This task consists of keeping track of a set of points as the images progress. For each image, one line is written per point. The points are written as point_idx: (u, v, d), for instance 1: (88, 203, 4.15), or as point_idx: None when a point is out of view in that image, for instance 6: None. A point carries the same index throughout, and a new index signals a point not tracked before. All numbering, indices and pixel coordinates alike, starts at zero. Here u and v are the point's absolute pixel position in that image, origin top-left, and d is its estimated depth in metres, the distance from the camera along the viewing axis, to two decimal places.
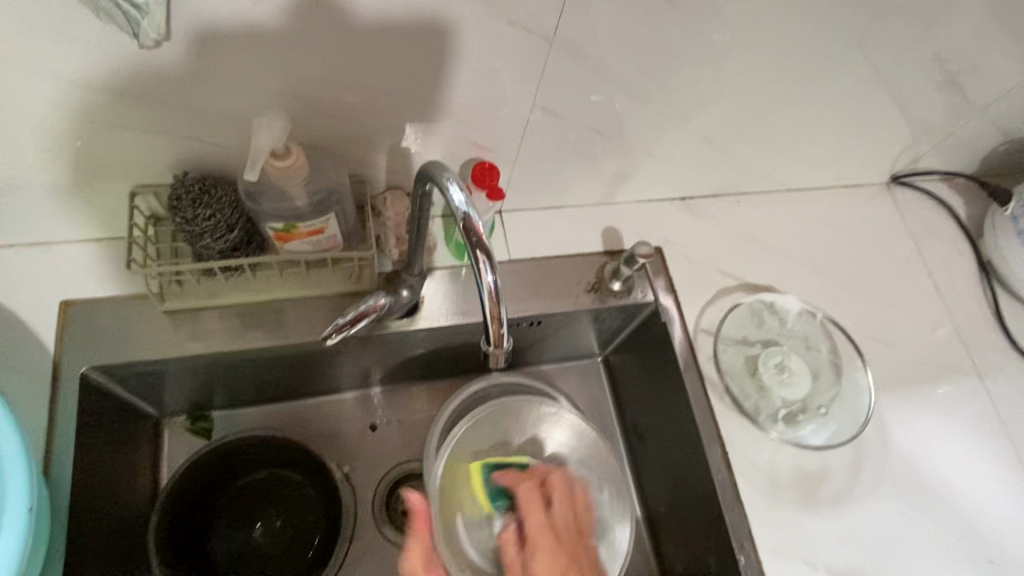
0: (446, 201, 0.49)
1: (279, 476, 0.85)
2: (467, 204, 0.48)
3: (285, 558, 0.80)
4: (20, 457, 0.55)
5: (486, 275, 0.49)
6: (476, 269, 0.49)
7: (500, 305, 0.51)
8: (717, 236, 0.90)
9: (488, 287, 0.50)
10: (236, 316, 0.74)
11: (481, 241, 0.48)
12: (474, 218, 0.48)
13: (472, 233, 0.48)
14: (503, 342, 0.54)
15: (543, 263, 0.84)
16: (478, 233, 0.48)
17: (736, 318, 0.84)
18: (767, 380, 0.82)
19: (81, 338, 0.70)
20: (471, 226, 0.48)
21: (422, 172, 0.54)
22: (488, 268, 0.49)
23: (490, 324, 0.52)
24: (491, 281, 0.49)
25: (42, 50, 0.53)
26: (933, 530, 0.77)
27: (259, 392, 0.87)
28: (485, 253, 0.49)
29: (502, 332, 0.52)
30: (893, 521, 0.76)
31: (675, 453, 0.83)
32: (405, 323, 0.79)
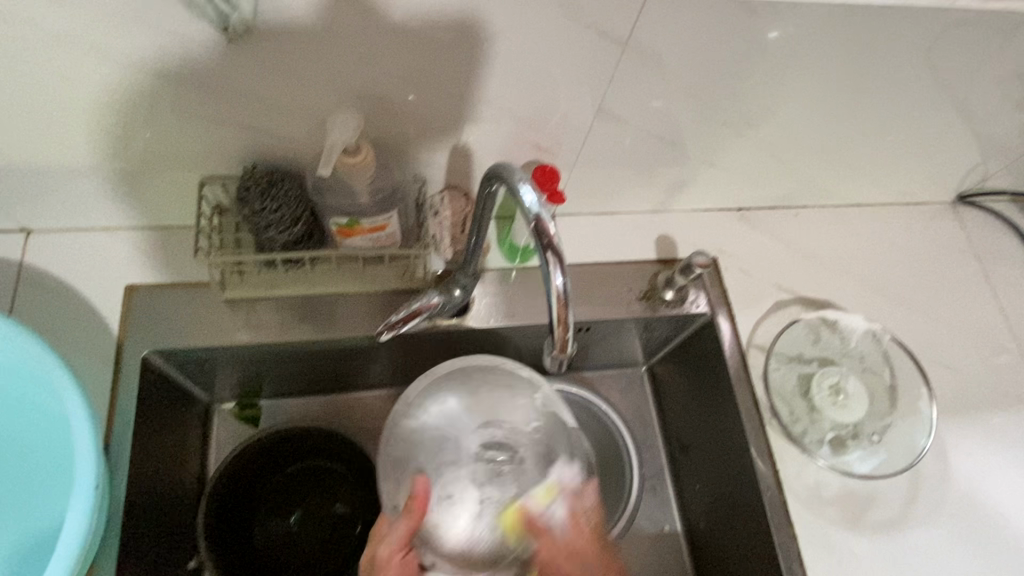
0: (517, 204, 0.49)
1: (323, 467, 0.86)
2: (540, 206, 0.48)
3: (327, 549, 0.81)
4: (89, 429, 0.57)
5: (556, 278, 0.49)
6: (546, 271, 0.49)
7: (567, 309, 0.50)
8: (774, 248, 0.88)
9: (557, 289, 0.49)
10: (292, 308, 0.75)
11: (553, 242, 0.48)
12: (545, 218, 0.48)
13: (543, 236, 0.48)
14: (567, 347, 0.53)
15: (595, 269, 0.83)
16: (551, 235, 0.47)
17: (792, 335, 0.82)
18: (819, 400, 0.79)
19: (144, 321, 0.72)
20: (543, 227, 0.48)
21: (489, 171, 0.54)
22: (557, 270, 0.48)
23: (556, 327, 0.51)
24: (560, 284, 0.49)
25: (130, 41, 0.55)
26: (993, 565, 0.73)
27: (306, 383, 0.88)
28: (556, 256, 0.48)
29: (567, 335, 0.51)
30: (950, 552, 0.73)
31: (722, 468, 0.82)
32: (455, 322, 0.79)
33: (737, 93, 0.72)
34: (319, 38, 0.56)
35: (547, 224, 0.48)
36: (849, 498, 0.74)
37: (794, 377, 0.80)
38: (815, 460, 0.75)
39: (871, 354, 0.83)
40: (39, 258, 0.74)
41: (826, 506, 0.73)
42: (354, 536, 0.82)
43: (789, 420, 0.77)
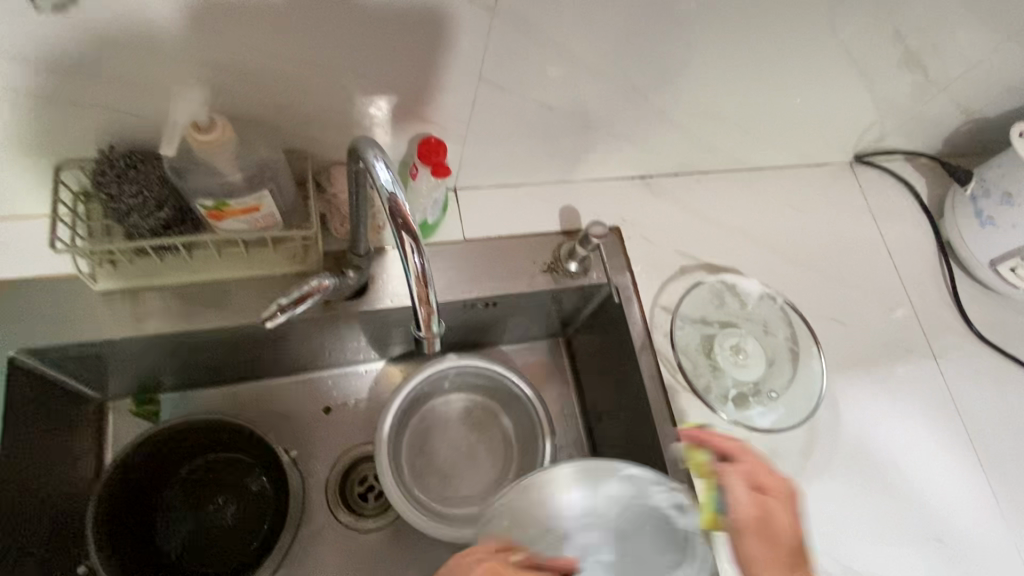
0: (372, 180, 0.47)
1: (230, 459, 0.83)
2: (394, 183, 0.46)
3: (234, 543, 0.79)
4: None
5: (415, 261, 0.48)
6: (405, 254, 0.48)
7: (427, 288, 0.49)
8: (678, 216, 0.89)
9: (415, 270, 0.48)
10: (175, 297, 0.71)
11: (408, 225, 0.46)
12: (398, 199, 0.46)
13: (399, 215, 0.47)
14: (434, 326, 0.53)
15: (498, 243, 0.82)
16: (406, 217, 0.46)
17: (696, 297, 0.83)
18: (721, 360, 0.81)
19: (9, 320, 0.67)
20: (397, 208, 0.46)
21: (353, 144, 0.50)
22: (414, 251, 0.47)
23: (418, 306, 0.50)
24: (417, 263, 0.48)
25: None
26: (883, 508, 0.77)
27: (209, 373, 0.85)
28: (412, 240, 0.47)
29: (430, 314, 0.51)
30: (843, 499, 0.77)
31: (630, 434, 0.83)
32: (354, 304, 0.77)
33: (626, 60, 0.71)
34: (160, 10, 0.52)
35: (401, 204, 0.46)
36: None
37: (697, 338, 0.82)
38: (720, 418, 0.76)
39: (771, 316, 0.85)
40: None
41: None
42: (263, 527, 0.79)
43: (694, 380, 0.79)
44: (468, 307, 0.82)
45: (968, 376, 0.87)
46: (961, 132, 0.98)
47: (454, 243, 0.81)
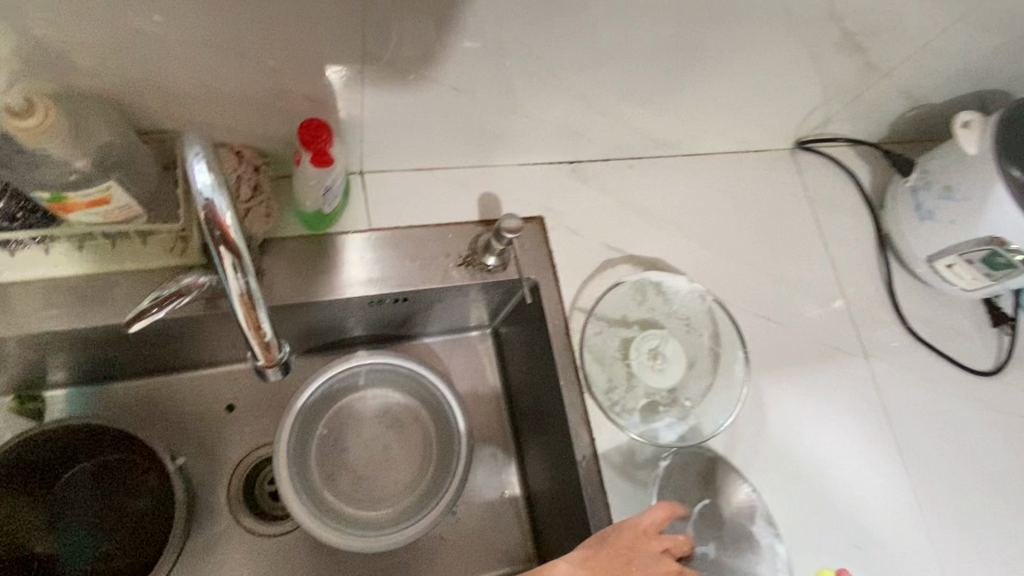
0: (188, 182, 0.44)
1: (120, 463, 0.76)
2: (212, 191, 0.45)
3: (123, 554, 0.73)
4: None
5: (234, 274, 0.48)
6: (223, 265, 0.48)
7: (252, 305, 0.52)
8: (606, 204, 0.84)
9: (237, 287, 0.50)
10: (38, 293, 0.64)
11: (228, 239, 0.46)
12: (219, 209, 0.45)
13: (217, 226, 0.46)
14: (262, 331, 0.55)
15: (409, 233, 0.76)
16: (223, 228, 0.46)
17: (617, 295, 0.78)
18: (636, 365, 0.77)
19: None
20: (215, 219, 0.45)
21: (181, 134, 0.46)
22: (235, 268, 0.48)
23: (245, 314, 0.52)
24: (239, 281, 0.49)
25: None
26: (802, 515, 0.75)
27: (96, 369, 0.79)
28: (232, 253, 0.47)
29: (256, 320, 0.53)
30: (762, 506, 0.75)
31: (549, 435, 0.79)
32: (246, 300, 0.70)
33: (537, 38, 0.64)
34: None
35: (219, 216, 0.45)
36: (662, 462, 0.73)
37: (613, 341, 0.78)
38: (624, 430, 0.73)
39: (697, 315, 0.80)
40: None
41: (640, 473, 0.72)
42: (153, 537, 0.74)
43: (606, 389, 0.75)
44: (376, 303, 0.76)
45: (897, 375, 0.85)
46: (907, 118, 0.94)
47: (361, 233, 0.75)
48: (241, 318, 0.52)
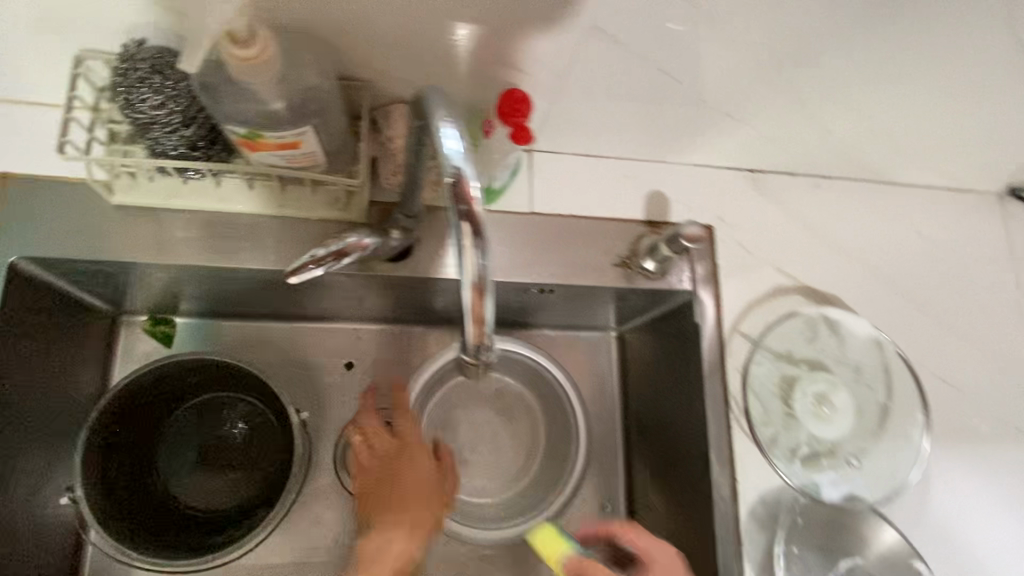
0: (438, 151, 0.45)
1: (241, 401, 0.77)
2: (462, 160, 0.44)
3: (233, 490, 0.74)
4: None
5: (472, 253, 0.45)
6: (462, 247, 0.45)
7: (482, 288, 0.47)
8: (781, 223, 0.75)
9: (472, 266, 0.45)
10: (199, 223, 0.62)
11: (475, 216, 0.45)
12: (467, 179, 0.44)
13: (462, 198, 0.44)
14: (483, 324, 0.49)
15: (569, 223, 0.70)
16: (471, 204, 0.44)
17: (788, 328, 0.71)
18: (800, 408, 0.69)
19: (14, 223, 0.60)
20: (463, 194, 0.44)
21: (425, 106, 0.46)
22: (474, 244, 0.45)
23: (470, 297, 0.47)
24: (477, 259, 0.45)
25: None
26: None
27: (229, 305, 0.78)
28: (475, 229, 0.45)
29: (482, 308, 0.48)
30: None
31: (677, 464, 0.73)
32: (394, 266, 0.66)
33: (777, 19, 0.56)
34: None
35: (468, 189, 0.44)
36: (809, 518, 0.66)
37: (774, 377, 0.69)
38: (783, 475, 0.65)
39: (871, 366, 0.72)
40: None
41: (783, 527, 0.65)
42: (265, 478, 0.75)
43: (760, 428, 0.67)
44: (522, 290, 0.71)
45: None
46: None
47: (520, 215, 0.69)
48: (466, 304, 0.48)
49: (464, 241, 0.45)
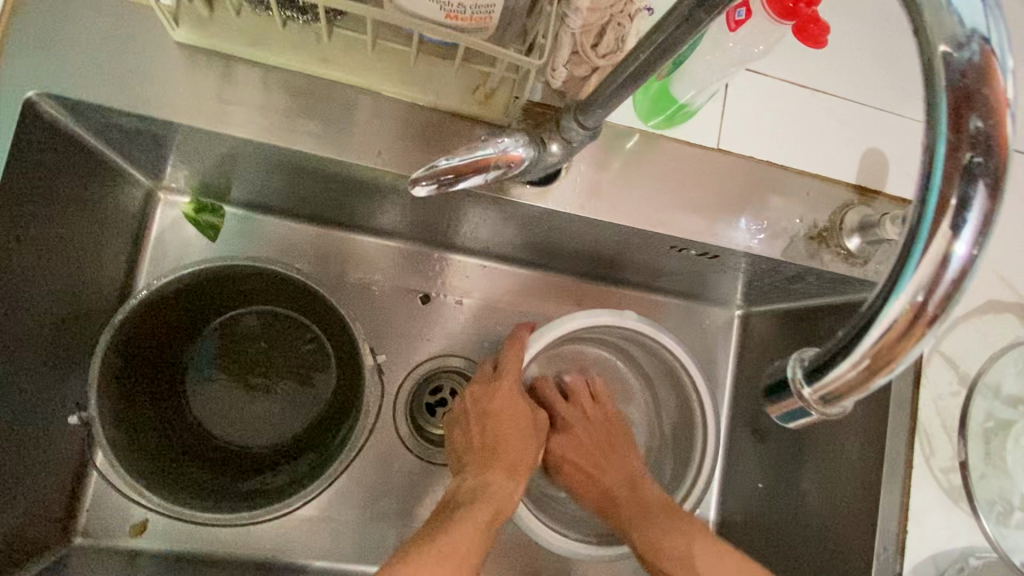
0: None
1: (293, 320, 0.63)
2: (989, 16, 0.20)
3: (274, 425, 0.61)
4: None
5: (966, 217, 0.20)
6: (935, 208, 0.20)
7: (944, 307, 0.21)
8: (1020, 218, 0.58)
9: (948, 255, 0.20)
10: (282, 87, 0.46)
11: (997, 141, 0.20)
12: (1000, 64, 0.20)
13: (972, 96, 0.20)
14: (862, 391, 0.23)
15: (760, 172, 0.53)
16: (995, 115, 0.20)
17: (1008, 362, 0.54)
18: (1011, 461, 0.54)
19: (42, 42, 0.43)
20: (983, 88, 0.20)
21: None
22: (974, 212, 0.20)
23: (899, 321, 0.21)
24: (967, 240, 0.20)
25: None
26: None
27: (293, 203, 0.61)
28: (988, 168, 0.20)
29: (901, 359, 0.21)
30: None
31: (814, 486, 0.59)
32: (531, 193, 0.50)
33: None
34: None
35: (998, 83, 0.20)
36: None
37: (986, 418, 0.54)
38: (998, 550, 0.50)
39: None
40: None
41: None
42: (313, 416, 0.61)
43: (967, 482, 0.53)
44: (674, 249, 0.56)
45: None
46: None
47: (700, 150, 0.52)
48: (875, 328, 0.21)
49: (946, 188, 0.20)
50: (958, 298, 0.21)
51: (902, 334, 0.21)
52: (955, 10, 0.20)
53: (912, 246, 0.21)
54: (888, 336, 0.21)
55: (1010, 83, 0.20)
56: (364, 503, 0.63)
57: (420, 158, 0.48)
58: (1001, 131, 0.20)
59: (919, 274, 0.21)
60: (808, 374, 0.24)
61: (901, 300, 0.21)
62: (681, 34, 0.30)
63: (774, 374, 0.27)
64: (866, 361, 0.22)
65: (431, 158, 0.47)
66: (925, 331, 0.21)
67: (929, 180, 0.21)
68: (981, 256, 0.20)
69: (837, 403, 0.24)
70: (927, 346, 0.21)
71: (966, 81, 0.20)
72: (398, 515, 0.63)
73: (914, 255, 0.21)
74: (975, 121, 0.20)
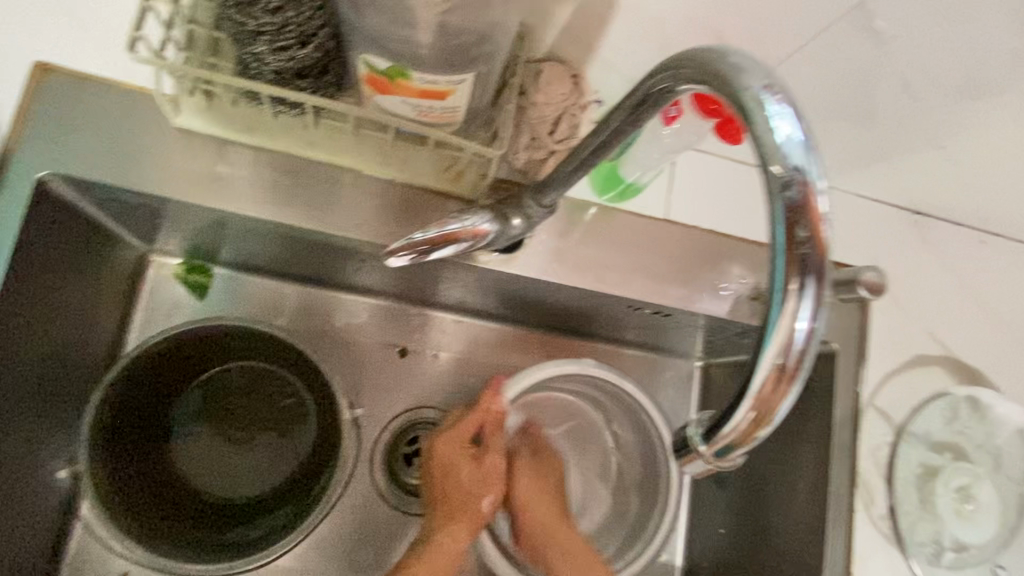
0: (756, 134, 0.25)
1: (275, 375, 0.66)
2: (807, 152, 0.25)
3: (253, 477, 0.64)
4: None
5: (803, 303, 0.25)
6: (782, 299, 0.25)
7: (798, 371, 0.26)
8: (940, 279, 0.64)
9: (793, 336, 0.25)
10: (271, 167, 0.51)
11: (819, 245, 0.25)
12: (815, 187, 0.25)
13: (798, 215, 0.25)
14: (751, 440, 0.28)
15: (706, 239, 0.59)
16: (815, 229, 0.25)
17: (931, 412, 0.60)
18: (942, 508, 0.58)
19: (55, 128, 0.48)
20: (804, 207, 0.25)
21: (704, 61, 0.28)
22: (810, 299, 0.25)
23: (767, 386, 0.26)
24: (806, 323, 0.25)
25: None
26: None
27: (278, 264, 0.65)
28: (816, 266, 0.25)
29: (774, 414, 0.27)
30: None
31: (768, 531, 0.63)
32: (497, 259, 0.55)
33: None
34: None
35: (815, 201, 0.25)
36: None
37: (917, 465, 0.59)
38: None
39: (1014, 457, 0.61)
40: None
41: None
42: (291, 469, 0.64)
43: (903, 526, 0.57)
44: (631, 307, 0.61)
45: None
46: None
47: (650, 220, 0.58)
48: (750, 392, 0.26)
49: (787, 282, 0.25)
50: (808, 363, 0.26)
51: (772, 394, 0.26)
52: (783, 151, 0.25)
53: (768, 326, 0.26)
54: (761, 397, 0.26)
55: (825, 200, 0.25)
56: (341, 553, 0.65)
57: (396, 229, 0.53)
58: (820, 238, 0.25)
59: (774, 350, 0.26)
60: (708, 431, 0.29)
61: (766, 369, 0.26)
62: (613, 140, 0.35)
63: (685, 427, 0.32)
64: (748, 418, 0.27)
65: (405, 229, 0.52)
66: (788, 389, 0.26)
67: (774, 274, 0.26)
68: (820, 328, 0.25)
69: (737, 450, 0.29)
70: (792, 400, 0.27)
71: (791, 204, 0.25)
72: (374, 564, 0.66)
73: (770, 334, 0.26)
74: (801, 233, 0.25)
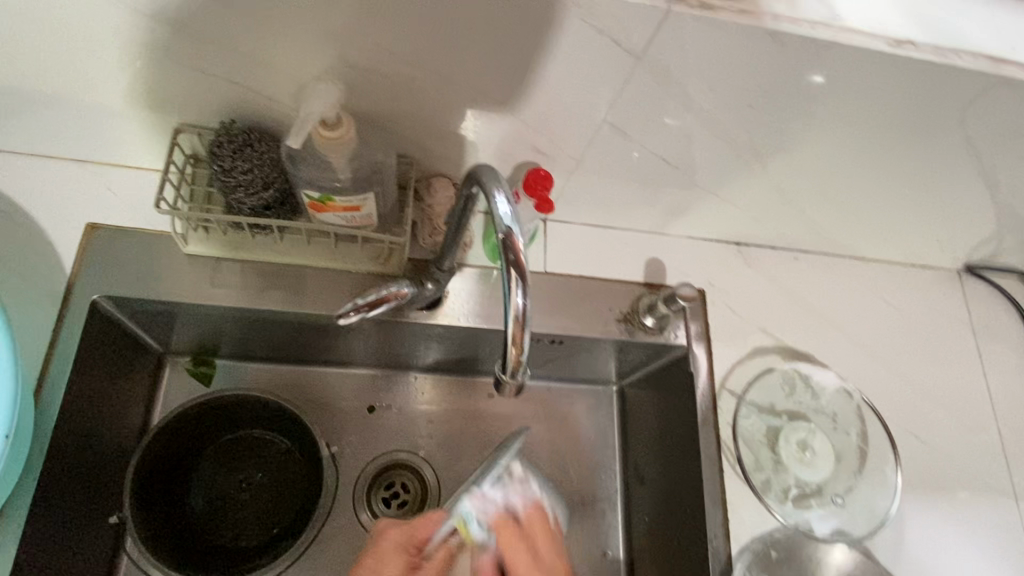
0: (490, 210, 0.46)
1: (270, 437, 0.83)
2: (511, 217, 0.45)
3: (258, 522, 0.79)
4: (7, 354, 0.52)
5: (517, 288, 0.44)
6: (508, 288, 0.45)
7: (525, 327, 0.45)
8: (766, 289, 0.85)
9: (515, 308, 0.45)
10: (255, 272, 0.72)
11: (519, 258, 0.44)
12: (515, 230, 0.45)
13: (510, 249, 0.45)
14: (521, 373, 0.47)
15: (579, 283, 0.79)
16: (516, 250, 0.45)
17: (767, 383, 0.78)
18: (786, 456, 0.75)
19: (100, 265, 0.69)
20: (508, 241, 0.45)
21: (471, 171, 0.50)
22: (519, 289, 0.44)
23: (512, 337, 0.45)
24: (520, 302, 0.44)
25: None
26: (976, 553, 0.77)
27: (266, 350, 0.85)
28: (519, 271, 0.44)
29: (522, 357, 0.46)
30: (941, 547, 0.76)
31: (672, 505, 0.78)
32: (425, 316, 0.76)
33: (750, 108, 0.64)
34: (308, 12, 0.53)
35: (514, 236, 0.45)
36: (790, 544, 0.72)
37: (765, 430, 0.77)
38: (778, 517, 0.71)
39: (842, 413, 0.79)
40: (5, 184, 0.71)
41: (769, 558, 0.71)
42: (287, 510, 0.80)
43: (761, 477, 0.74)
44: (535, 341, 0.79)
45: None
46: None
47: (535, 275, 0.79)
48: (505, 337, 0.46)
49: (509, 279, 0.45)
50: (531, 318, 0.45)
51: (516, 336, 0.45)
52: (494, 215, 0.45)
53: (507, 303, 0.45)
54: (512, 339, 0.45)
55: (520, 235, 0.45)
56: None
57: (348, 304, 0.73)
58: (518, 256, 0.44)
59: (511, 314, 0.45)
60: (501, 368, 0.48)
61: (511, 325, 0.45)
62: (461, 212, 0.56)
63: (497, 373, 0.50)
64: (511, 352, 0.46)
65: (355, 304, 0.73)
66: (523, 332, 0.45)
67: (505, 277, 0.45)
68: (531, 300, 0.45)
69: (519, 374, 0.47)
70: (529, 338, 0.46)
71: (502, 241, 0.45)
72: None
73: (508, 306, 0.45)
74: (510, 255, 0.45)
